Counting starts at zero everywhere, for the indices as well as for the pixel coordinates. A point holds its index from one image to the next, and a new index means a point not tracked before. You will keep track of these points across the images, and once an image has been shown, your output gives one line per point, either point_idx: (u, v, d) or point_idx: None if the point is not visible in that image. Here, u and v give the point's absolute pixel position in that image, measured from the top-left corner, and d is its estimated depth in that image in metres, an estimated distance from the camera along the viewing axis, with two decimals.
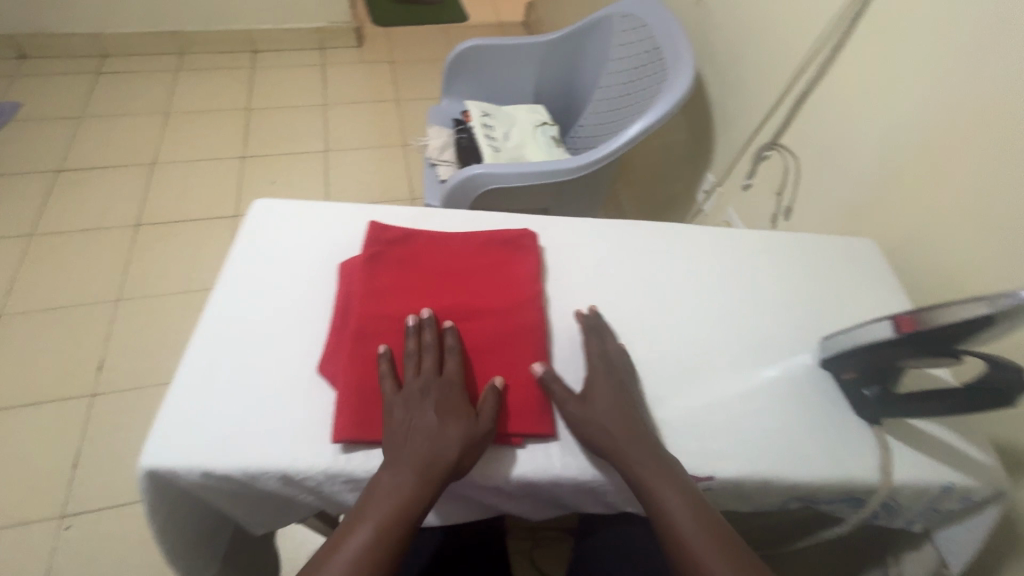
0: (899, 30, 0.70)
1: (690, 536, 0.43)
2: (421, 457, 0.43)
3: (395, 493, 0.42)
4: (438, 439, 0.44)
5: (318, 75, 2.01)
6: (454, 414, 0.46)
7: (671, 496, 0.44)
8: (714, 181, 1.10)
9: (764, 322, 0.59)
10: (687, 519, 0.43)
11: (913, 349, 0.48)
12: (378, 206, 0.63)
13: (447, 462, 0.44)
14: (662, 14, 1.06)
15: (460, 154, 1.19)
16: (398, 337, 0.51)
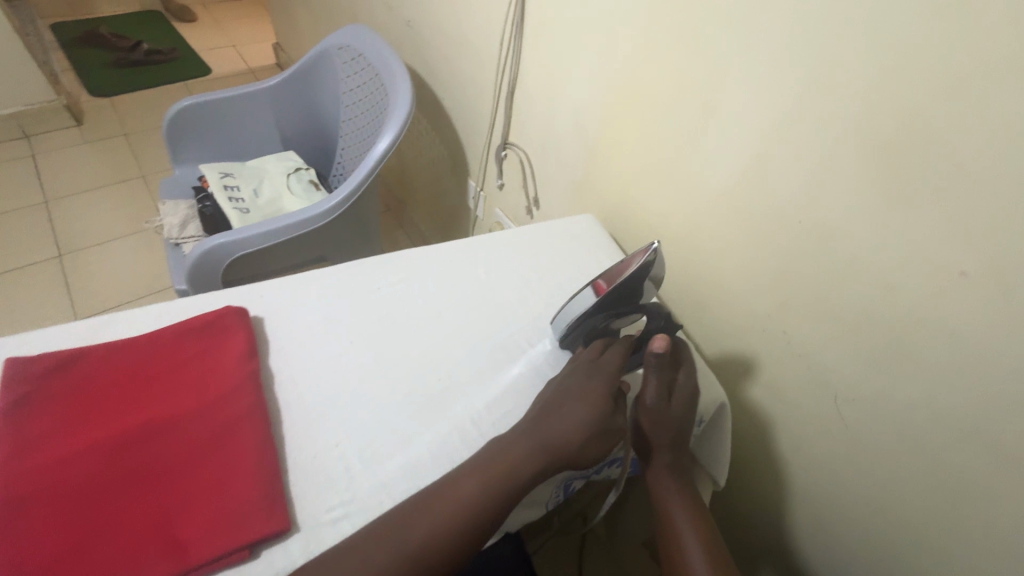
0: (554, 28, 0.78)
1: (681, 510, 0.53)
2: (575, 437, 0.47)
3: (498, 492, 0.45)
4: (593, 424, 0.49)
5: (28, 168, 1.67)
6: (609, 391, 0.50)
7: (669, 470, 0.55)
8: (477, 188, 1.13)
9: (499, 323, 0.61)
10: (681, 494, 0.54)
11: (611, 308, 0.55)
12: (30, 333, 0.51)
13: (579, 447, 0.48)
14: (373, 41, 1.07)
15: (206, 225, 1.07)
16: (65, 490, 0.41)
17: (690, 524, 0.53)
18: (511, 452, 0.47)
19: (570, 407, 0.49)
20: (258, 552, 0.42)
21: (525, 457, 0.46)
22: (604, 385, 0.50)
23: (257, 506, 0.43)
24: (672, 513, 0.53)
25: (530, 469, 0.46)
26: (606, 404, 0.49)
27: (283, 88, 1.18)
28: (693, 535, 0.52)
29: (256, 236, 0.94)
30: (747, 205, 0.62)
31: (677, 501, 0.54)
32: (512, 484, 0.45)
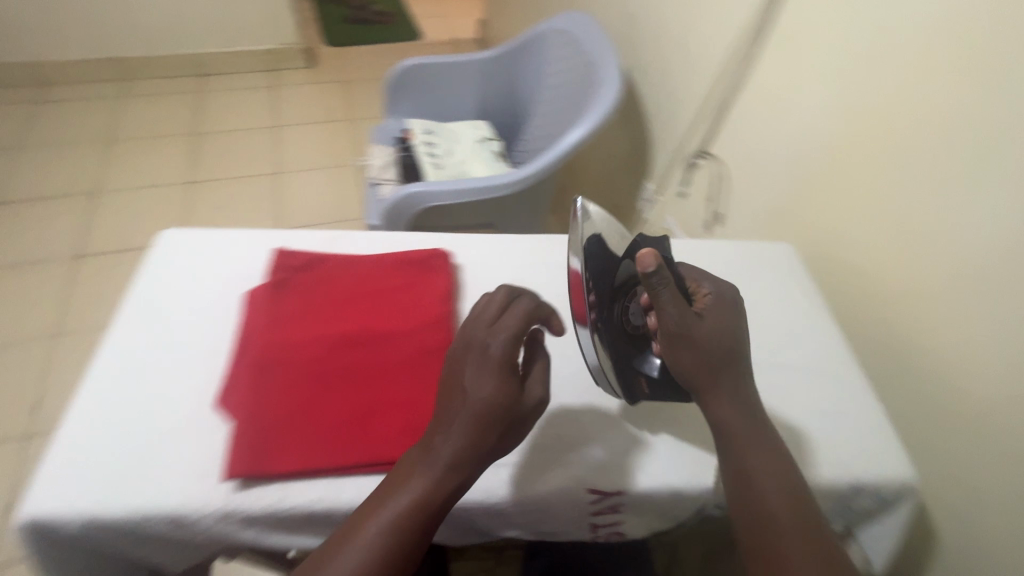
0: (799, 42, 0.73)
1: (762, 470, 0.44)
2: (480, 423, 0.40)
3: (412, 507, 0.39)
4: (490, 418, 0.41)
5: (268, 96, 2.00)
6: (502, 376, 0.41)
7: (733, 413, 0.46)
8: (653, 190, 1.11)
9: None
10: (758, 445, 0.45)
11: (603, 277, 0.49)
12: (289, 232, 0.62)
13: (493, 433, 0.41)
14: (593, 30, 1.09)
15: (403, 172, 1.19)
16: (301, 367, 0.50)
17: (776, 486, 0.43)
18: (430, 454, 0.41)
19: (461, 393, 0.41)
20: None
21: (445, 451, 0.41)
22: (487, 365, 0.42)
23: None
24: (754, 475, 0.44)
25: (448, 479, 0.40)
26: (508, 374, 0.42)
27: (494, 60, 1.25)
28: (784, 501, 0.43)
29: (445, 193, 1.03)
30: (1000, 278, 0.53)
31: (758, 456, 0.45)
32: (434, 479, 0.40)
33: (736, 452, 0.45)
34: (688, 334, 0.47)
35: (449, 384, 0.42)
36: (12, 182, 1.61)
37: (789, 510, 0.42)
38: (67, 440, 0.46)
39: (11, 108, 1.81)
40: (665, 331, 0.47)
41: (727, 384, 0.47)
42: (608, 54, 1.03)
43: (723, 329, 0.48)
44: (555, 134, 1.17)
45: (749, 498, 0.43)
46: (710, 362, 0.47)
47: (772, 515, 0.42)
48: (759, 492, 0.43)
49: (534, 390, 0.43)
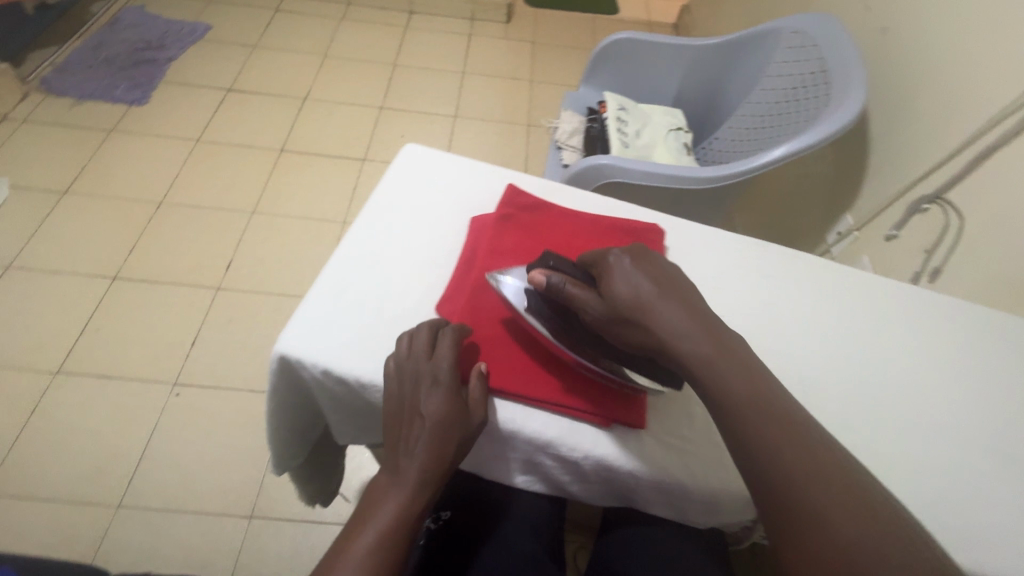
0: None
1: (797, 459, 0.39)
2: (437, 441, 0.44)
3: (402, 507, 0.44)
4: (439, 433, 0.44)
5: (463, 43, 2.10)
6: (442, 397, 0.45)
7: (739, 382, 0.42)
8: (851, 225, 1.03)
9: (885, 374, 0.57)
10: (773, 426, 0.40)
11: (551, 316, 0.48)
12: (517, 172, 0.66)
13: (451, 450, 0.45)
14: (840, 37, 0.97)
15: (587, 142, 1.22)
16: None
17: (815, 480, 0.38)
18: (399, 473, 0.44)
19: (412, 417, 0.45)
20: (612, 427, 0.49)
21: (412, 469, 0.44)
22: (431, 389, 0.45)
23: (629, 394, 0.50)
24: (791, 472, 0.38)
25: (421, 483, 0.44)
26: (455, 391, 0.46)
27: (711, 51, 1.20)
28: (837, 495, 0.37)
29: (635, 172, 0.98)
30: None
31: (785, 443, 0.39)
32: (407, 496, 0.44)
33: (759, 449, 0.39)
34: (613, 306, 0.45)
35: (402, 411, 0.45)
36: (243, 74, 1.86)
37: (843, 509, 0.37)
38: (317, 298, 0.52)
39: (256, 10, 2.08)
40: (595, 317, 0.46)
41: (700, 346, 0.43)
42: (854, 66, 0.92)
43: (644, 277, 0.45)
44: (763, 144, 1.10)
45: (786, 498, 0.38)
46: (652, 326, 0.44)
47: (828, 521, 0.36)
48: (801, 494, 0.38)
49: (478, 405, 0.46)
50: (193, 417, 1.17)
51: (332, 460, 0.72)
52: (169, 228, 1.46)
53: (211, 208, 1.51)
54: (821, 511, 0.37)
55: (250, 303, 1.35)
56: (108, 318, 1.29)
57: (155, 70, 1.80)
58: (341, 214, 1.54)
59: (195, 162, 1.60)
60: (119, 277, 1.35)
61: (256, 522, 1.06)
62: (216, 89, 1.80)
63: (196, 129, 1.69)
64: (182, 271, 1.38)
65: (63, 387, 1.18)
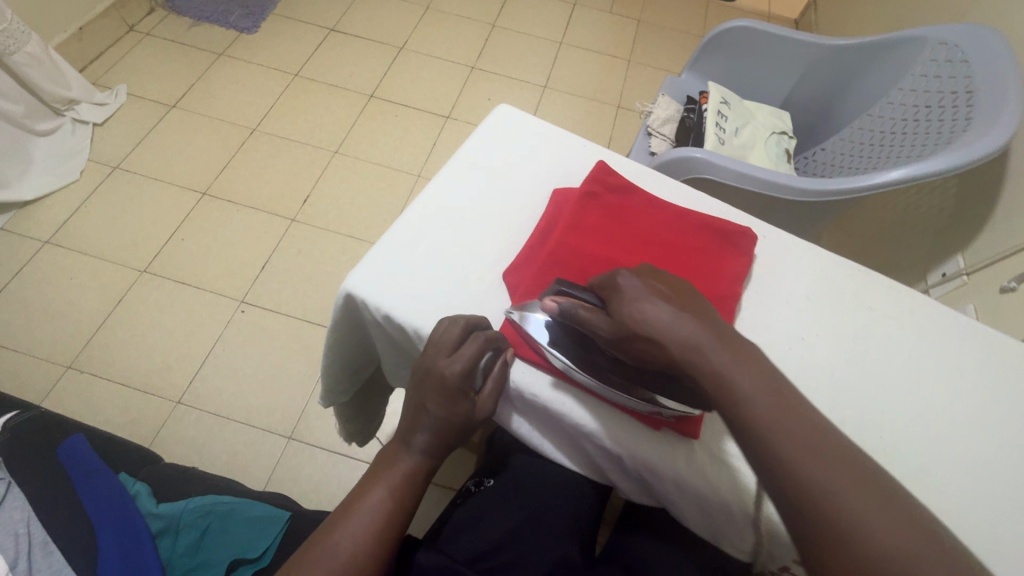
0: None
1: (819, 465, 0.36)
2: (443, 430, 0.46)
3: (406, 476, 0.46)
4: (448, 421, 0.45)
5: (566, 12, 2.03)
6: (454, 393, 0.45)
7: (753, 388, 0.38)
8: (961, 267, 0.93)
9: (984, 439, 0.51)
10: (787, 425, 0.37)
11: (567, 344, 0.46)
12: (608, 151, 0.63)
13: (453, 435, 0.47)
14: (999, 54, 0.84)
15: (680, 133, 1.17)
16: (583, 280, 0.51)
17: (840, 484, 0.35)
18: (409, 447, 0.46)
19: (422, 408, 0.46)
20: (661, 429, 0.47)
21: (420, 445, 0.46)
22: (439, 388, 0.45)
23: None
24: (812, 476, 0.35)
25: (425, 454, 0.46)
26: (468, 388, 0.45)
27: (839, 52, 1.08)
28: (868, 502, 0.34)
29: (728, 171, 0.91)
30: None
31: (802, 447, 0.36)
32: (414, 469, 0.46)
33: (777, 456, 0.36)
34: (620, 326, 0.42)
35: (416, 395, 0.46)
36: (347, 16, 1.89)
37: (872, 512, 0.34)
38: (390, 243, 0.53)
39: None
40: (606, 338, 0.44)
41: (710, 356, 0.40)
42: (1010, 89, 0.80)
43: (648, 288, 0.43)
44: (878, 163, 1.00)
45: (809, 505, 0.35)
46: (660, 341, 0.41)
47: (857, 530, 0.34)
48: (823, 498, 0.35)
49: (486, 402, 0.47)
50: (253, 335, 1.24)
51: (372, 403, 0.74)
52: (257, 155, 1.53)
53: (297, 142, 1.57)
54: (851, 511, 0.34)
55: (319, 239, 1.40)
56: (193, 230, 1.38)
57: (268, 2, 1.87)
58: (417, 167, 1.56)
59: (289, 96, 1.66)
60: (208, 194, 1.44)
61: (294, 443, 1.12)
62: (319, 28, 1.84)
63: (295, 63, 1.74)
64: (263, 198, 1.45)
65: (147, 286, 1.28)
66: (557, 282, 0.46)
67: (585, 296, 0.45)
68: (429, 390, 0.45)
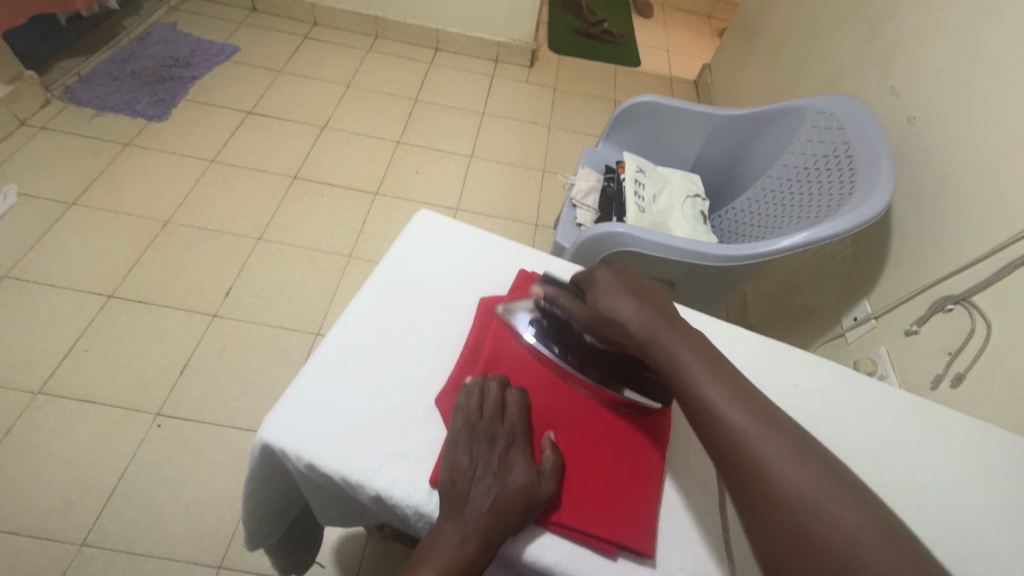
0: None
1: (745, 422, 0.40)
2: (510, 502, 0.42)
3: (457, 552, 0.40)
4: (511, 496, 0.42)
5: (486, 83, 2.12)
6: (521, 461, 0.45)
7: (695, 360, 0.44)
8: (869, 312, 1.00)
9: (907, 503, 0.55)
10: (728, 393, 0.42)
11: (552, 330, 0.53)
12: (532, 251, 0.64)
13: (515, 515, 0.42)
14: (870, 124, 0.95)
15: (602, 202, 1.21)
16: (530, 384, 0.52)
17: (776, 449, 0.39)
18: (465, 524, 0.41)
19: (484, 475, 0.44)
20: (617, 556, 0.46)
21: (473, 515, 0.42)
22: (500, 437, 0.46)
23: (636, 520, 0.46)
24: (740, 435, 0.40)
25: (480, 539, 0.41)
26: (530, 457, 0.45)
27: (735, 122, 1.19)
28: (796, 463, 0.38)
29: (650, 243, 0.95)
30: None
31: (736, 409, 0.41)
32: (468, 558, 0.40)
33: (712, 417, 0.41)
34: (595, 311, 0.49)
35: (471, 458, 0.45)
36: (265, 98, 1.87)
37: (795, 472, 0.37)
38: (310, 379, 0.49)
39: (284, 36, 2.13)
40: (582, 322, 0.50)
41: (664, 337, 0.45)
42: (882, 156, 0.90)
43: (619, 283, 0.49)
44: (783, 223, 1.08)
45: (739, 461, 0.39)
46: (623, 325, 0.47)
47: (777, 483, 0.37)
48: (758, 459, 0.38)
49: (548, 479, 0.45)
50: (172, 452, 1.12)
51: (304, 537, 0.67)
52: (171, 249, 1.44)
53: (216, 232, 1.49)
54: (766, 465, 0.38)
55: (246, 333, 1.31)
56: (98, 338, 1.25)
57: (179, 88, 1.82)
58: (349, 247, 1.52)
59: (206, 183, 1.60)
60: (116, 296, 1.32)
61: (224, 573, 1.00)
62: (236, 111, 1.81)
63: (211, 149, 1.68)
64: (180, 295, 1.35)
65: (42, 410, 1.13)
66: (544, 278, 0.53)
67: (569, 287, 0.52)
68: (482, 432, 0.46)
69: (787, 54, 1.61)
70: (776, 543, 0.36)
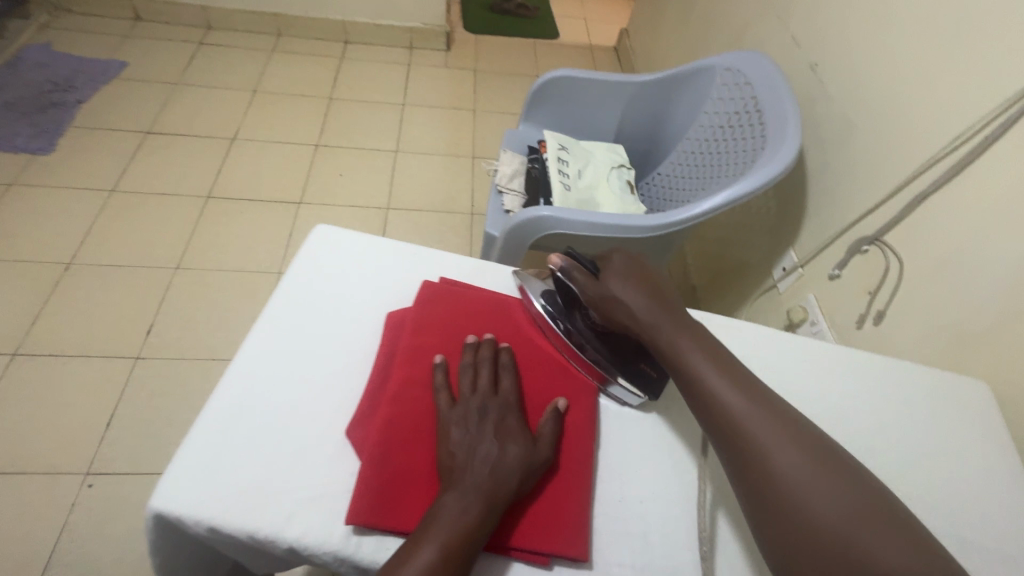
0: None
1: (745, 408, 0.46)
2: (512, 467, 0.44)
3: (461, 518, 0.40)
4: (514, 461, 0.44)
5: (403, 72, 2.04)
6: (519, 429, 0.47)
7: (709, 365, 0.49)
8: (796, 261, 1.02)
9: None
10: (732, 385, 0.47)
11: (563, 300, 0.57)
12: (438, 253, 0.61)
13: (515, 476, 0.44)
14: (772, 76, 0.96)
15: (529, 185, 1.17)
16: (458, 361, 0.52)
17: (790, 450, 0.43)
18: (468, 489, 0.42)
19: (483, 444, 0.45)
20: (551, 565, 0.45)
21: (474, 477, 0.42)
22: (498, 407, 0.48)
23: (566, 524, 0.45)
24: (743, 422, 0.45)
25: (489, 501, 0.41)
26: (524, 428, 0.47)
27: (649, 87, 1.18)
28: (789, 446, 0.44)
29: (577, 223, 0.93)
30: None
31: (735, 399, 0.46)
32: (475, 519, 0.40)
33: (721, 407, 0.47)
34: (603, 292, 0.53)
35: (469, 429, 0.45)
36: (164, 114, 1.73)
37: (793, 459, 0.43)
38: (202, 434, 0.45)
39: (177, 44, 1.97)
40: (588, 299, 0.54)
41: (676, 333, 0.51)
42: (788, 109, 0.91)
43: (632, 271, 0.54)
44: (706, 184, 1.08)
45: (742, 441, 0.45)
46: (631, 309, 0.52)
47: (772, 463, 0.43)
48: (758, 444, 0.44)
49: (544, 446, 0.47)
50: (110, 510, 1.04)
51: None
52: (80, 292, 1.32)
53: (128, 267, 1.38)
54: (766, 446, 0.44)
55: (176, 371, 1.23)
56: (6, 402, 1.14)
57: (64, 115, 1.66)
58: (277, 264, 1.44)
59: (109, 216, 1.47)
60: (20, 354, 1.21)
61: None
62: (133, 133, 1.66)
63: (110, 178, 1.55)
64: (96, 342, 1.25)
65: None
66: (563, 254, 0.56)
67: (584, 263, 0.56)
68: (462, 405, 0.47)
69: (696, 11, 1.62)
70: (773, 512, 0.42)
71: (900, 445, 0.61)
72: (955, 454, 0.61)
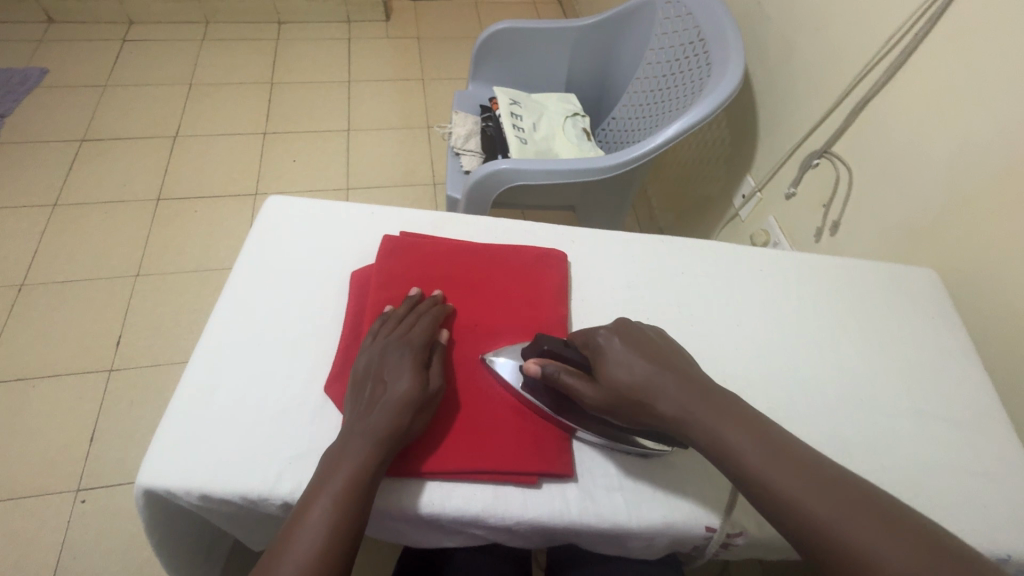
0: (968, 43, 0.65)
1: (752, 452, 0.42)
2: (403, 405, 0.43)
3: (351, 462, 0.40)
4: (403, 399, 0.43)
5: (344, 48, 1.97)
6: (412, 365, 0.46)
7: (706, 410, 0.44)
8: (753, 186, 1.04)
9: (788, 347, 0.62)
10: (742, 432, 0.43)
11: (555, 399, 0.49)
12: (395, 209, 0.61)
13: (406, 414, 0.43)
14: (711, 3, 0.96)
15: (485, 144, 1.16)
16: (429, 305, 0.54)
17: (803, 486, 0.40)
18: (360, 434, 0.42)
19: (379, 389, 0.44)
20: (541, 482, 0.48)
21: (366, 425, 0.42)
22: (396, 349, 0.47)
23: (551, 444, 0.49)
24: (758, 472, 0.41)
25: (375, 443, 0.41)
26: (419, 364, 0.46)
27: (592, 30, 1.16)
28: (800, 479, 0.40)
29: (536, 172, 0.93)
30: None
31: (740, 442, 0.42)
32: (365, 463, 0.40)
33: (732, 458, 0.42)
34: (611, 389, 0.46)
35: (367, 375, 0.45)
36: (96, 119, 1.65)
37: (816, 498, 0.39)
38: (178, 410, 0.44)
39: (98, 43, 1.86)
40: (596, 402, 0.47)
41: (697, 405, 0.45)
42: (729, 33, 0.91)
43: (630, 349, 0.48)
44: (658, 121, 1.09)
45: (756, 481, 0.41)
46: (653, 400, 0.45)
47: (794, 509, 0.39)
48: (769, 484, 0.41)
49: (435, 379, 0.46)
50: (108, 521, 1.04)
51: None
52: (37, 312, 1.27)
53: (85, 281, 1.33)
54: (774, 483, 0.40)
55: (152, 378, 1.21)
56: None
57: None
58: None
59: (55, 231, 1.41)
60: None
61: None
62: (66, 143, 1.58)
63: (49, 192, 1.48)
64: (64, 361, 1.21)
65: None
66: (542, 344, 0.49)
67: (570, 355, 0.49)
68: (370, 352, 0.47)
69: None
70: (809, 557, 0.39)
71: (861, 337, 0.64)
72: (911, 339, 0.65)
